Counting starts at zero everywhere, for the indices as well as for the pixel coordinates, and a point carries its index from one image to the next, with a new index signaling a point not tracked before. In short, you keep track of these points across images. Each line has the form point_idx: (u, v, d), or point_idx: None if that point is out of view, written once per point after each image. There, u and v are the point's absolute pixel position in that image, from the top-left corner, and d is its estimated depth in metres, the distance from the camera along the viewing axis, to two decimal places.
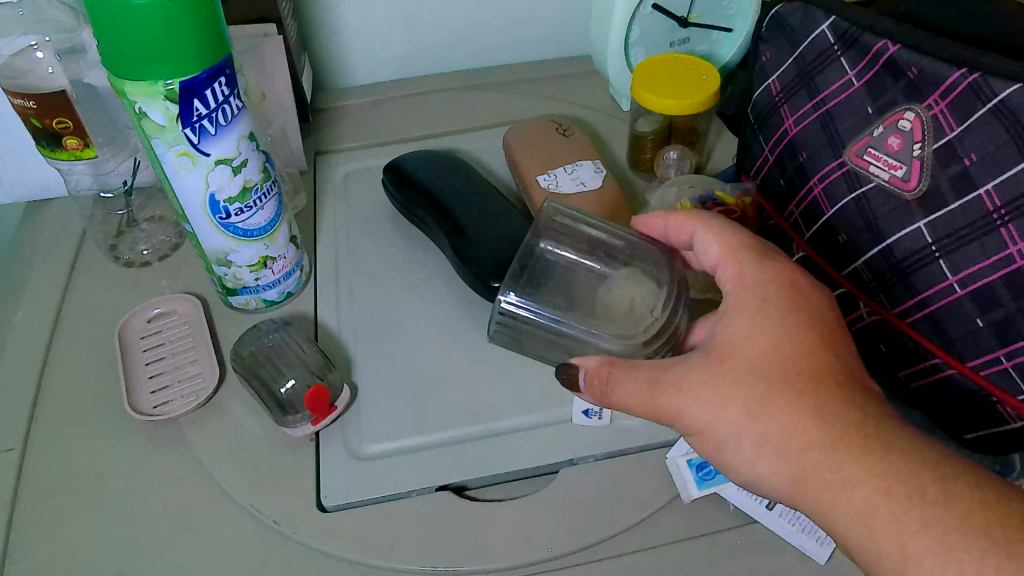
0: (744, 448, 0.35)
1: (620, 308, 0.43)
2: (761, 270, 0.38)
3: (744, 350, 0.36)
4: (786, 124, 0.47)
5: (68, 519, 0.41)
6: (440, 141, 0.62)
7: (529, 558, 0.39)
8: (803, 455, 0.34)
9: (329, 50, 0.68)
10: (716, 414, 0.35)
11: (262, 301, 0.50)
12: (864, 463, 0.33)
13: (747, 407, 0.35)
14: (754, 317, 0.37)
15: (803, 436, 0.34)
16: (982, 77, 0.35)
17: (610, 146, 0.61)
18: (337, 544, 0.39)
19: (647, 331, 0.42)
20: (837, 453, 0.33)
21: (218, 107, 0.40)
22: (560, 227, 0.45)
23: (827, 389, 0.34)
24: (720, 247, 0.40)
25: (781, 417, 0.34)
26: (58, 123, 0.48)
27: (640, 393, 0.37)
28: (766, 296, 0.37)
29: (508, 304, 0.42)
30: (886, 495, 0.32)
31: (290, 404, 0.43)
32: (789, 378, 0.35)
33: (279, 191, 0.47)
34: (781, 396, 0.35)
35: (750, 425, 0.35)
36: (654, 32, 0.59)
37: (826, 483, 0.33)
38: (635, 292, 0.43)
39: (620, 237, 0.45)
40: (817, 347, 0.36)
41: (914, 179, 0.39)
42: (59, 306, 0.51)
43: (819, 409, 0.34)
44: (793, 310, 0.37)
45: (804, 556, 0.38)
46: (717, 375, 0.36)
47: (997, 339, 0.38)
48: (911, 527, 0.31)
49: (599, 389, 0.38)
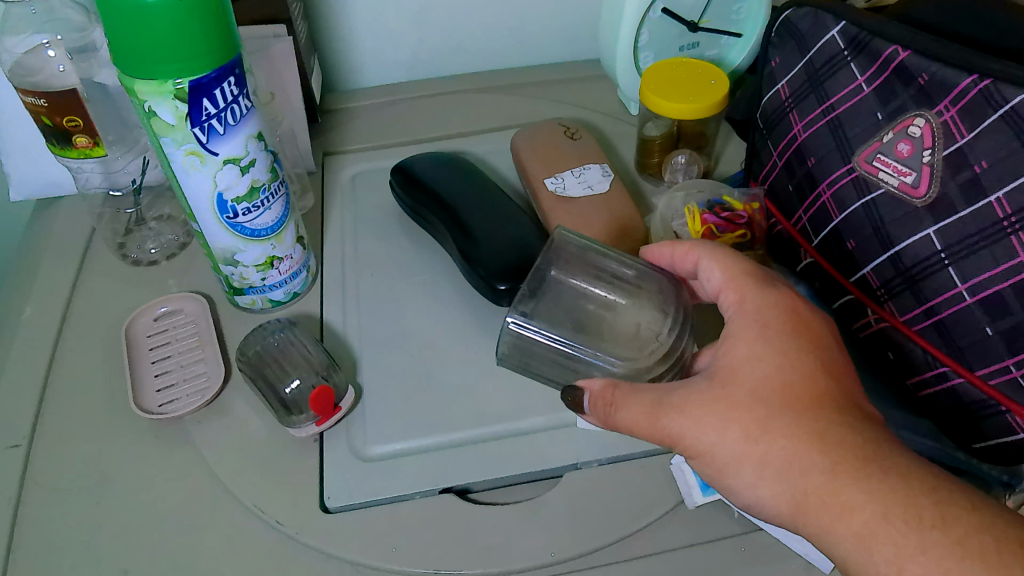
0: (745, 470, 0.35)
1: (627, 334, 0.43)
2: (762, 295, 0.39)
3: (745, 373, 0.36)
4: (794, 129, 0.47)
5: (72, 516, 0.41)
6: (448, 143, 0.62)
7: (532, 563, 0.38)
8: (802, 478, 0.34)
9: (339, 51, 0.68)
10: (717, 436, 0.35)
11: (269, 301, 0.50)
12: (863, 487, 0.32)
13: (748, 430, 0.35)
14: (754, 341, 0.37)
15: (803, 458, 0.34)
16: (994, 83, 0.35)
17: (619, 150, 0.61)
18: (339, 545, 0.39)
19: (653, 354, 0.42)
20: (837, 477, 0.33)
21: (227, 107, 0.40)
22: (570, 255, 0.45)
23: (826, 412, 0.35)
24: (721, 272, 0.41)
25: (782, 440, 0.34)
26: (68, 122, 0.48)
27: (641, 414, 0.37)
28: (766, 320, 0.38)
29: (518, 327, 0.42)
30: (884, 518, 0.32)
31: (295, 404, 0.43)
32: (789, 401, 0.35)
33: (287, 191, 0.47)
34: (781, 419, 0.35)
35: (751, 448, 0.35)
36: (664, 36, 0.59)
37: (825, 507, 0.33)
38: (641, 319, 0.43)
39: (628, 265, 0.45)
40: (816, 370, 0.36)
41: (924, 186, 0.39)
42: (67, 304, 0.51)
43: (819, 434, 0.34)
44: (793, 334, 0.37)
45: (810, 564, 0.38)
46: (717, 398, 0.36)
47: (1006, 348, 0.37)
48: (909, 551, 0.31)
49: (602, 410, 0.38)
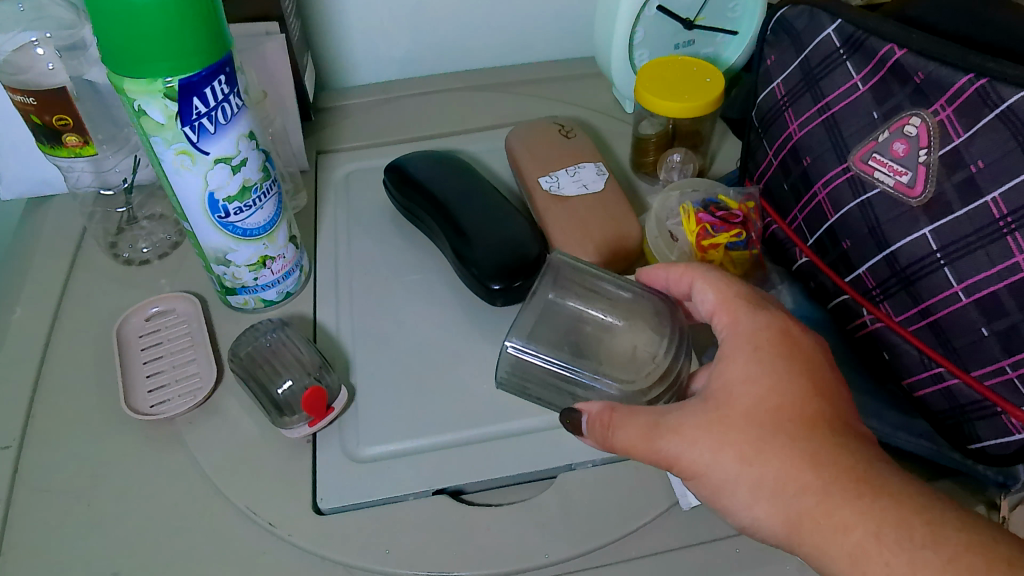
0: (740, 491, 0.35)
1: (624, 357, 0.42)
2: (755, 318, 0.39)
3: (739, 397, 0.36)
4: (790, 128, 0.47)
5: (63, 518, 0.40)
6: (442, 141, 0.62)
7: (526, 564, 0.38)
8: (795, 498, 0.33)
9: (332, 49, 0.67)
10: (713, 459, 0.35)
11: (261, 300, 0.49)
12: (855, 506, 0.32)
13: (743, 452, 0.35)
14: (749, 363, 0.37)
15: (796, 479, 0.34)
16: (990, 83, 0.35)
17: (614, 148, 0.61)
18: (332, 546, 0.39)
19: (649, 376, 0.41)
20: (830, 497, 0.33)
21: (218, 106, 0.40)
22: (567, 277, 0.44)
23: (820, 433, 0.34)
24: (715, 295, 0.40)
25: (776, 461, 0.34)
26: (58, 120, 0.48)
27: (638, 437, 0.36)
28: (758, 341, 0.38)
29: (517, 352, 0.41)
30: (876, 538, 0.32)
31: (287, 405, 0.43)
32: (783, 424, 0.35)
33: (279, 190, 0.46)
34: (776, 441, 0.34)
35: (745, 470, 0.34)
36: (659, 34, 0.59)
37: (819, 526, 0.33)
38: (636, 340, 0.43)
39: (624, 286, 0.45)
40: (808, 392, 0.36)
41: (920, 186, 0.38)
42: (58, 304, 0.51)
43: (811, 454, 0.34)
44: (786, 356, 0.37)
45: (804, 565, 0.38)
46: (714, 421, 0.35)
47: (1002, 348, 0.37)
48: (900, 570, 0.31)
49: (600, 432, 0.38)
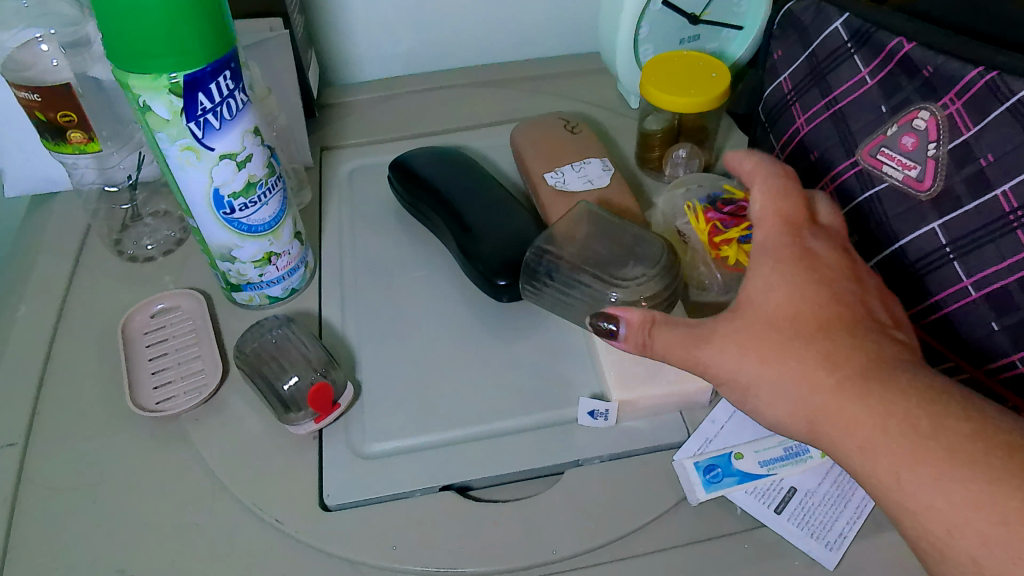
0: (764, 393, 0.37)
1: (623, 266, 0.45)
2: (783, 233, 0.39)
3: (762, 304, 0.37)
4: (797, 122, 0.47)
5: (69, 516, 0.40)
6: (447, 137, 0.61)
7: (533, 560, 0.38)
8: (811, 397, 0.35)
9: (336, 45, 0.67)
10: (736, 365, 0.37)
11: (266, 297, 0.49)
12: (866, 401, 0.34)
13: (763, 355, 0.36)
14: (772, 274, 0.38)
15: (811, 378, 0.35)
16: (1000, 76, 0.35)
17: (619, 144, 0.61)
18: (339, 543, 0.39)
19: (643, 287, 0.44)
20: (843, 394, 0.34)
21: (223, 101, 0.40)
22: (573, 226, 0.48)
23: (837, 338, 0.35)
24: (763, 206, 0.41)
25: (794, 362, 0.36)
26: (62, 117, 0.48)
27: (674, 343, 0.38)
28: (782, 255, 0.38)
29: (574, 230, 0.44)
30: (883, 431, 0.33)
31: (293, 402, 0.43)
32: (800, 328, 0.36)
33: (284, 186, 0.46)
34: (793, 345, 0.36)
35: (765, 372, 0.36)
36: (664, 28, 0.59)
37: (834, 420, 0.34)
38: (635, 245, 0.46)
39: (625, 230, 0.47)
40: (829, 299, 0.37)
41: (928, 180, 0.38)
42: (63, 301, 0.51)
43: (828, 355, 0.35)
44: (808, 271, 0.38)
45: (813, 562, 0.37)
46: (738, 329, 0.37)
47: (1012, 343, 0.37)
48: (906, 465, 0.32)
49: (639, 339, 0.39)
